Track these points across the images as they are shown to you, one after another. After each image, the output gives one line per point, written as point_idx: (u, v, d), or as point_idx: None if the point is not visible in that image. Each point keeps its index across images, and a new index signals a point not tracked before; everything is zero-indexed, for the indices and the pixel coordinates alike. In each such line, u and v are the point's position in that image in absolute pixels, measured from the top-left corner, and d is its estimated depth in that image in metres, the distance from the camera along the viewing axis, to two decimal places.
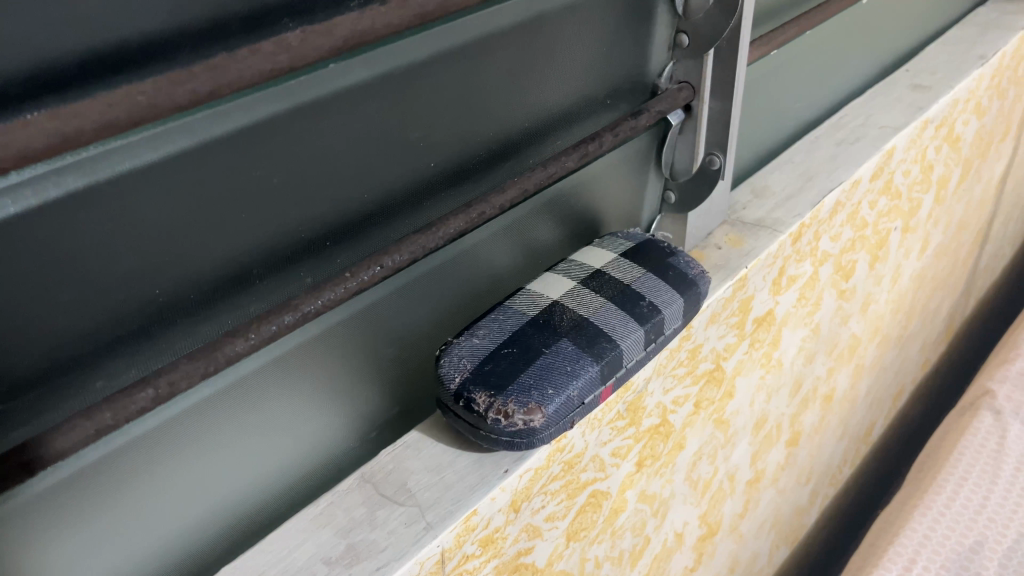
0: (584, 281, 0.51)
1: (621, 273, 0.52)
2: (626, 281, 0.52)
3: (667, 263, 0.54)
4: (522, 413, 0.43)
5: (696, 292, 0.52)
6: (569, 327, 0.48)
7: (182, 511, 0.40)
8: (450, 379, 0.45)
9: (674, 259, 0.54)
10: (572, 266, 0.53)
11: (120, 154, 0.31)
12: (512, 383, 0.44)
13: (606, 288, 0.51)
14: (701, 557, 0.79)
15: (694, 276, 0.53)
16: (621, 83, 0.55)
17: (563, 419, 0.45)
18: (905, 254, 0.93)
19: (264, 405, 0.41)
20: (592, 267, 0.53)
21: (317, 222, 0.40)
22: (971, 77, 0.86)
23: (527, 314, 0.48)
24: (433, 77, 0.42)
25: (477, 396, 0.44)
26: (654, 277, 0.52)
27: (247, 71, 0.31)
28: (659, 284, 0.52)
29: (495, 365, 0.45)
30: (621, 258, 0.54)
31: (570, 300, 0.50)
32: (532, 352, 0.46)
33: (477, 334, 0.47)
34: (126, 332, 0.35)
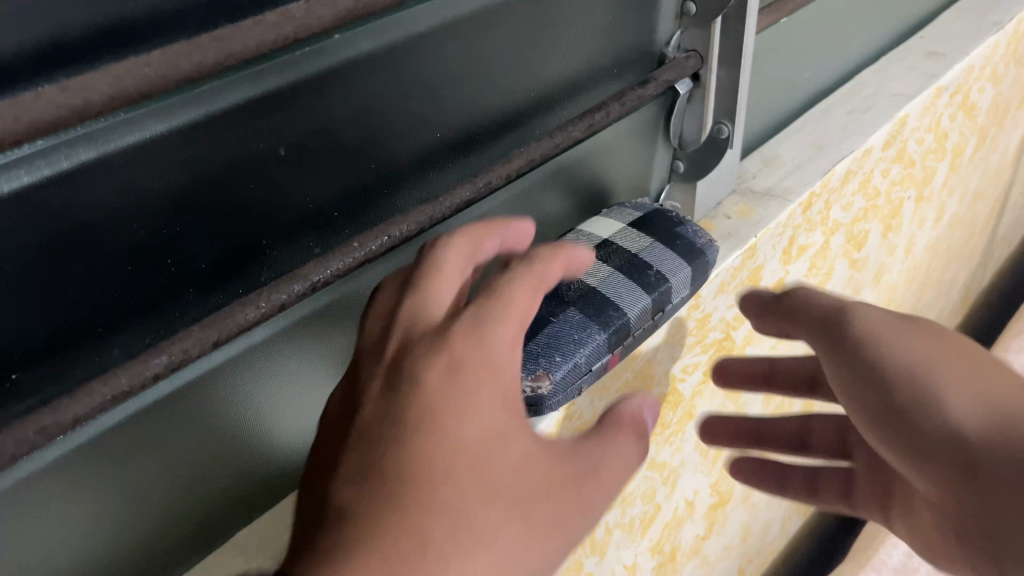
0: (591, 250, 0.52)
1: (628, 242, 0.53)
2: (633, 250, 0.52)
3: (675, 232, 0.54)
4: (529, 379, 0.44)
5: (703, 262, 0.53)
6: (576, 296, 0.48)
7: (200, 476, 0.41)
8: None
9: (682, 228, 0.54)
10: (580, 237, 0.53)
11: (131, 125, 0.32)
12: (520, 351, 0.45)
13: (612, 258, 0.51)
14: (713, 526, 0.80)
15: (702, 245, 0.53)
16: (628, 54, 0.55)
17: (571, 389, 0.45)
18: (919, 225, 0.93)
19: (274, 372, 0.42)
20: (599, 237, 0.53)
21: (325, 192, 0.41)
22: (986, 44, 0.85)
23: None
24: (439, 47, 0.42)
25: None
26: (661, 247, 0.52)
27: (252, 42, 0.31)
28: (667, 253, 0.52)
29: None
30: (629, 228, 0.54)
31: None
32: (540, 322, 0.46)
33: None
34: (138, 301, 0.35)
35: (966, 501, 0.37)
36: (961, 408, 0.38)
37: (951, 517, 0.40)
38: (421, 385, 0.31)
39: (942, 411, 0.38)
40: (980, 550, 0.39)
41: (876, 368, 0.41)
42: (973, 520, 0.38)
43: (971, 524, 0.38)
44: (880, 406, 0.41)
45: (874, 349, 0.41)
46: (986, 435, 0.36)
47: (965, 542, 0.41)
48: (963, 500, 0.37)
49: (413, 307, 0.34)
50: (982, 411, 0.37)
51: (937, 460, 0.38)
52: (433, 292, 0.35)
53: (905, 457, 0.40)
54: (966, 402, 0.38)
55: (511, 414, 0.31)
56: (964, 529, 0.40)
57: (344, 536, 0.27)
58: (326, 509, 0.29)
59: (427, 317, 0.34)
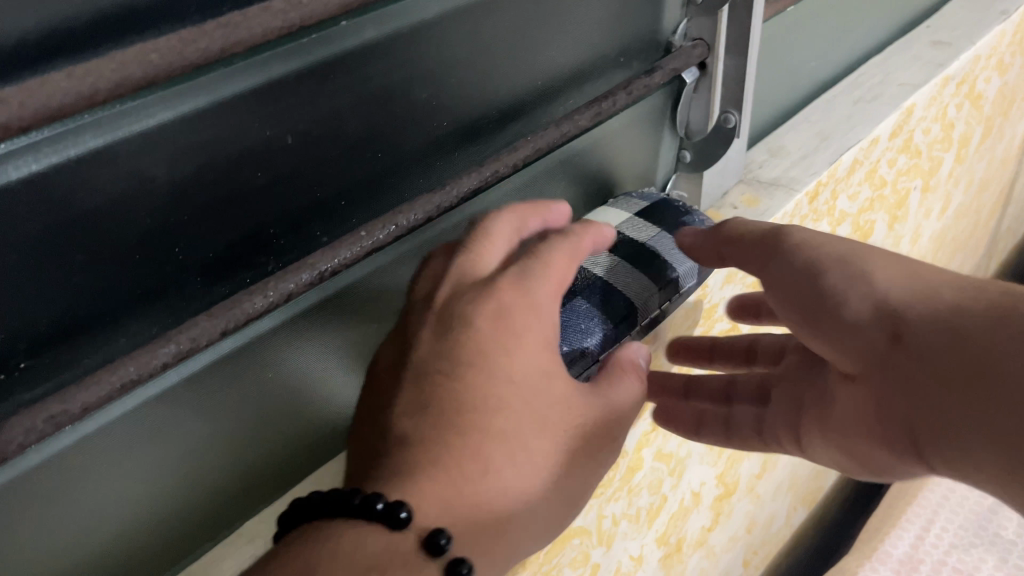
0: None
1: (635, 232, 0.52)
2: (640, 241, 0.52)
3: (681, 221, 0.54)
4: None
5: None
6: (582, 285, 0.48)
7: (207, 466, 0.41)
8: None
9: (688, 218, 0.54)
10: None
11: (137, 113, 0.31)
12: None
13: (620, 249, 0.51)
14: (718, 517, 0.80)
15: None
16: (634, 42, 0.54)
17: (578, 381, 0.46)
18: (924, 215, 0.93)
19: (282, 362, 0.42)
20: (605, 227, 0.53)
21: (331, 182, 0.41)
22: (992, 33, 0.85)
23: None
24: (444, 34, 0.42)
25: None
26: (668, 236, 0.52)
27: (258, 28, 0.31)
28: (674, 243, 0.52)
29: None
30: (636, 217, 0.54)
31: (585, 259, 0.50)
32: None
33: None
34: (145, 291, 0.35)
35: (896, 366, 0.38)
36: (888, 277, 0.39)
37: (873, 401, 0.41)
38: (472, 333, 0.39)
39: (870, 286, 0.39)
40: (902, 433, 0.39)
41: (805, 258, 0.42)
42: (899, 393, 0.38)
43: (898, 401, 0.39)
44: (810, 292, 0.42)
45: (804, 243, 0.43)
46: (911, 301, 0.38)
47: (888, 434, 0.41)
48: (893, 367, 0.38)
49: (461, 269, 0.42)
50: (905, 281, 0.39)
51: (871, 329, 0.39)
52: (481, 256, 0.42)
53: (836, 340, 0.41)
54: (891, 275, 0.39)
55: (539, 359, 0.39)
56: (886, 413, 0.40)
57: (407, 459, 0.36)
58: (392, 431, 0.38)
59: (475, 272, 0.41)
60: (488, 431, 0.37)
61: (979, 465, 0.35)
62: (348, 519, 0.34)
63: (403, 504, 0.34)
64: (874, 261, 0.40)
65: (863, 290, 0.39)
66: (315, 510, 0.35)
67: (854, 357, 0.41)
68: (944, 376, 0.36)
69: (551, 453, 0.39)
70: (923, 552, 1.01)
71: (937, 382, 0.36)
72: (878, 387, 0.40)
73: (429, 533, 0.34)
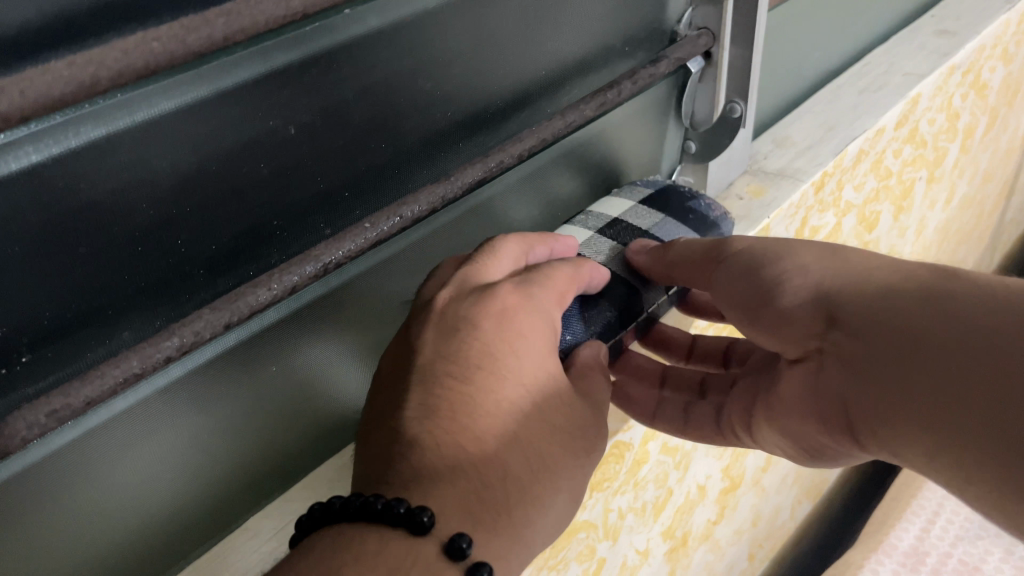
0: (601, 230, 0.51)
1: (638, 220, 0.52)
2: (644, 228, 0.52)
3: (687, 207, 0.54)
4: None
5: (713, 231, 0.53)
6: None
7: (210, 460, 0.41)
8: None
9: (694, 203, 0.55)
10: (588, 217, 0.52)
11: (139, 102, 0.31)
12: None
13: (623, 237, 0.50)
14: (724, 511, 0.80)
15: (715, 218, 0.54)
16: (639, 31, 0.54)
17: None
18: (929, 206, 0.92)
19: (285, 356, 0.42)
20: (608, 216, 0.52)
21: (335, 173, 0.40)
22: (997, 22, 0.84)
23: None
24: (447, 22, 0.41)
25: None
26: (673, 222, 0.52)
27: (261, 16, 0.31)
28: (680, 229, 0.52)
29: None
30: (640, 205, 0.53)
31: (588, 249, 0.49)
32: None
33: None
34: (147, 284, 0.35)
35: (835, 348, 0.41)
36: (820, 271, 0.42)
37: (814, 384, 0.44)
38: (479, 333, 0.39)
39: (807, 277, 0.43)
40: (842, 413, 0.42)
41: (749, 256, 0.45)
42: (839, 374, 0.41)
43: (836, 380, 0.42)
44: (753, 286, 0.45)
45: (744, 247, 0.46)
46: (843, 288, 0.41)
47: (830, 416, 0.44)
48: (833, 350, 0.41)
49: (465, 274, 0.42)
50: (834, 269, 0.42)
51: (810, 316, 0.42)
52: (485, 268, 0.43)
53: (776, 329, 0.44)
54: (823, 266, 0.42)
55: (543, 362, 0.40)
56: (833, 394, 0.42)
57: (418, 462, 0.36)
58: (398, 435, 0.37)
59: (480, 278, 0.42)
60: (497, 433, 0.38)
61: (909, 438, 0.37)
62: (372, 523, 0.34)
63: (424, 509, 0.34)
64: (810, 254, 0.43)
65: (798, 282, 0.43)
66: (339, 516, 0.35)
67: (800, 343, 0.44)
68: (875, 353, 0.39)
69: (560, 456, 0.40)
70: (929, 544, 1.01)
71: (869, 361, 0.39)
72: (819, 369, 0.43)
73: (450, 539, 0.34)
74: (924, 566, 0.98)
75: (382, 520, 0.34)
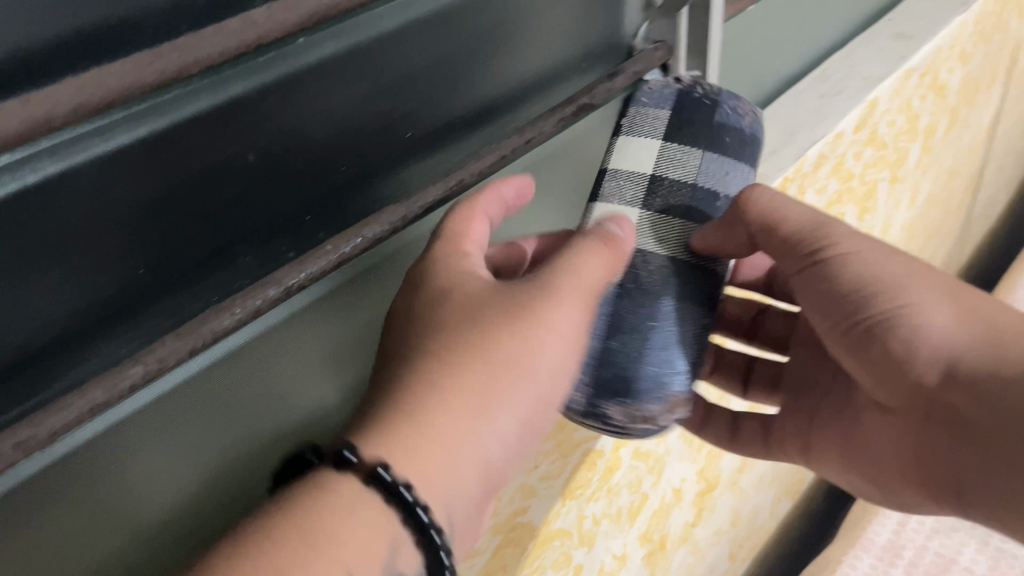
0: (647, 203, 0.48)
1: (678, 170, 0.48)
2: (687, 181, 0.48)
3: (716, 124, 0.50)
4: (665, 411, 0.45)
5: (745, 150, 0.51)
6: (660, 279, 0.46)
7: (187, 481, 0.41)
8: (573, 402, 0.45)
9: (720, 113, 0.50)
10: (625, 182, 0.49)
11: (95, 136, 0.32)
12: (636, 385, 0.44)
13: (675, 203, 0.48)
14: (701, 512, 0.81)
15: (745, 127, 0.51)
16: (598, 46, 0.55)
17: (635, 350, 0.44)
18: (893, 205, 0.94)
19: (255, 378, 0.42)
20: (645, 174, 0.49)
21: (294, 197, 0.41)
22: (953, 24, 0.86)
23: (611, 283, 0.46)
24: (405, 46, 0.42)
25: (612, 414, 0.44)
26: (712, 153, 0.49)
27: (214, 49, 0.32)
28: (720, 161, 0.49)
29: (608, 369, 0.44)
30: (669, 143, 0.49)
31: (645, 238, 0.47)
32: (641, 331, 0.44)
33: None
34: (110, 310, 0.35)
35: (938, 403, 0.50)
36: (945, 326, 0.48)
37: (909, 429, 0.54)
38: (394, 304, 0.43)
39: (934, 320, 0.48)
40: (934, 470, 0.53)
41: (854, 278, 0.50)
42: (942, 429, 0.51)
43: (943, 442, 0.51)
44: (851, 322, 0.51)
45: (846, 262, 0.50)
46: (965, 351, 0.47)
47: (914, 458, 0.54)
48: (937, 404, 0.50)
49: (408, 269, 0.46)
50: (963, 329, 0.48)
51: (927, 370, 0.49)
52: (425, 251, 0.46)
53: (886, 377, 0.52)
54: (944, 318, 0.48)
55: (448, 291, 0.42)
56: (923, 434, 0.53)
57: None
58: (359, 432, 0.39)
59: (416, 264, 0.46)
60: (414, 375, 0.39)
61: (999, 496, 0.47)
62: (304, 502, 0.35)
63: (379, 462, 0.36)
64: (927, 296, 0.48)
65: (913, 325, 0.48)
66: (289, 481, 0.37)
67: (908, 395, 0.52)
68: (984, 416, 0.47)
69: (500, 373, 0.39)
70: (905, 537, 1.02)
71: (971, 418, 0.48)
72: (923, 417, 0.52)
73: (366, 465, 0.36)
74: (901, 559, 1.00)
75: (331, 466, 0.36)
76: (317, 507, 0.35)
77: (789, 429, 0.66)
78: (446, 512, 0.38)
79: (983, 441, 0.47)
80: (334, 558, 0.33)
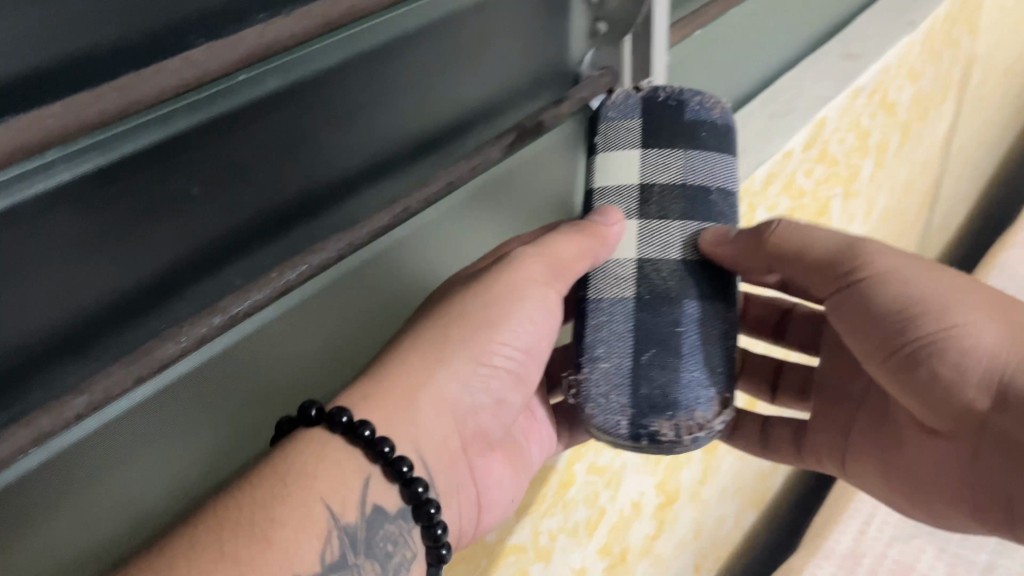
0: (644, 213, 0.50)
1: (665, 175, 0.50)
2: (677, 183, 0.50)
3: (688, 123, 0.51)
4: (712, 412, 0.47)
5: (727, 135, 0.52)
6: (677, 282, 0.48)
7: (140, 505, 0.42)
8: (619, 426, 0.46)
9: (689, 111, 0.51)
10: (618, 197, 0.51)
11: (39, 174, 0.33)
12: (674, 393, 0.46)
13: (670, 208, 0.50)
14: (663, 525, 0.82)
15: (716, 117, 0.51)
16: (544, 73, 0.56)
17: (668, 360, 0.47)
18: (849, 220, 0.96)
19: (206, 404, 0.43)
20: (633, 185, 0.50)
21: (240, 226, 0.42)
22: (899, 44, 0.88)
23: (629, 297, 0.48)
24: (347, 80, 0.44)
25: (660, 428, 0.46)
26: (695, 149, 0.50)
27: (156, 88, 0.32)
28: (705, 155, 0.50)
29: (646, 382, 0.46)
30: (649, 150, 0.50)
31: (654, 245, 0.49)
32: (669, 339, 0.47)
33: (600, 356, 0.48)
34: (57, 342, 0.36)
35: (993, 427, 0.50)
36: (992, 343, 0.49)
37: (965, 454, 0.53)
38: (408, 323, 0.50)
39: (979, 341, 0.49)
40: (979, 491, 0.53)
41: (890, 296, 0.51)
42: (987, 455, 0.51)
43: (996, 465, 0.51)
44: (897, 344, 0.51)
45: (881, 281, 0.52)
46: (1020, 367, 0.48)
47: (961, 480, 0.54)
48: (992, 427, 0.50)
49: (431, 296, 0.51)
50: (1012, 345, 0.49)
51: (973, 390, 0.49)
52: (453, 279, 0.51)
53: (936, 402, 0.52)
54: (995, 334, 0.49)
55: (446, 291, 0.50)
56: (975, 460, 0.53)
57: None
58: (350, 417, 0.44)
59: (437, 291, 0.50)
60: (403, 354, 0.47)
61: None
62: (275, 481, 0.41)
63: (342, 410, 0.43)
64: (978, 315, 0.50)
65: (967, 343, 0.49)
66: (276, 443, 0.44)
67: (953, 416, 0.52)
68: None
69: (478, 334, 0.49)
70: (865, 545, 1.04)
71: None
72: (972, 447, 0.52)
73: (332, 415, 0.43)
74: (861, 566, 1.02)
75: (318, 422, 0.43)
76: (298, 457, 0.43)
77: (824, 448, 0.66)
78: (415, 448, 0.47)
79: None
80: (310, 492, 0.42)
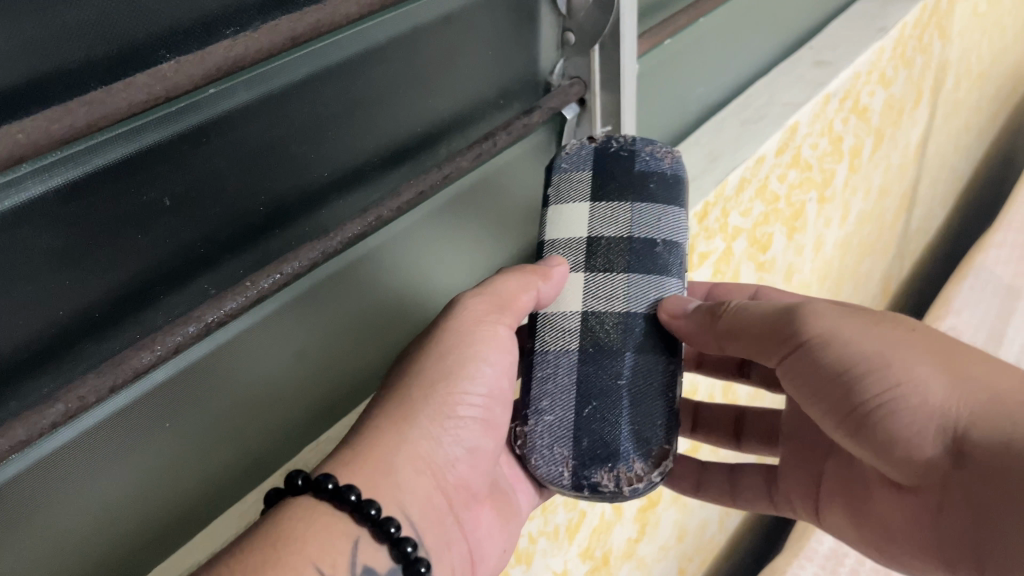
0: (590, 264, 0.52)
1: (611, 227, 0.52)
2: (625, 235, 0.52)
3: (637, 175, 0.53)
4: (654, 463, 0.48)
5: (677, 187, 0.54)
6: (620, 335, 0.50)
7: (115, 512, 0.43)
8: (562, 476, 0.49)
9: (637, 163, 0.54)
10: (566, 249, 0.53)
11: (14, 187, 0.34)
12: (615, 444, 0.48)
13: (616, 261, 0.52)
14: (645, 528, 0.83)
15: (667, 169, 0.54)
16: (512, 84, 0.58)
17: (609, 412, 0.49)
18: (824, 224, 0.98)
19: (179, 413, 0.44)
20: (582, 239, 0.52)
21: (212, 238, 0.43)
22: (871, 50, 0.89)
23: (573, 350, 0.50)
24: (318, 92, 0.44)
25: (601, 479, 0.48)
26: (641, 202, 0.53)
27: (123, 103, 0.33)
28: (652, 208, 0.52)
29: (587, 435, 0.49)
30: (597, 204, 0.53)
31: (599, 298, 0.51)
32: (610, 393, 0.49)
33: (545, 409, 0.50)
34: (32, 353, 0.37)
35: (956, 484, 0.45)
36: (942, 393, 0.45)
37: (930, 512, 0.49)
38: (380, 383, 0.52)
39: (926, 398, 0.45)
40: (951, 551, 0.48)
41: (833, 358, 0.48)
42: (953, 512, 0.47)
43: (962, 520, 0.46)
44: (851, 407, 0.48)
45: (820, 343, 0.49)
46: (976, 422, 0.44)
47: (930, 542, 0.50)
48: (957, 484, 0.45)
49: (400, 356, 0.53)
50: (964, 392, 0.45)
51: (932, 450, 0.46)
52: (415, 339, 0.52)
53: (892, 458, 0.48)
54: (943, 387, 0.45)
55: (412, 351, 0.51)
56: (940, 518, 0.48)
57: None
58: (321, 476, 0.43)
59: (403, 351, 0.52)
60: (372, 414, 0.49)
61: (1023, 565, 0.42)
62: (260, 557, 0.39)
63: (326, 476, 0.43)
64: (924, 369, 0.46)
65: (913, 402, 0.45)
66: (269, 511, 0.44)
67: (912, 473, 0.48)
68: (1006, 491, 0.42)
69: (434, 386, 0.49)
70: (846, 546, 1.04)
71: (980, 502, 0.44)
72: (936, 506, 0.48)
73: (318, 480, 0.43)
74: (843, 567, 1.03)
75: (305, 491, 0.44)
76: (288, 522, 0.42)
77: (796, 495, 0.63)
78: (401, 508, 0.46)
79: (989, 523, 0.44)
80: (300, 556, 0.41)
